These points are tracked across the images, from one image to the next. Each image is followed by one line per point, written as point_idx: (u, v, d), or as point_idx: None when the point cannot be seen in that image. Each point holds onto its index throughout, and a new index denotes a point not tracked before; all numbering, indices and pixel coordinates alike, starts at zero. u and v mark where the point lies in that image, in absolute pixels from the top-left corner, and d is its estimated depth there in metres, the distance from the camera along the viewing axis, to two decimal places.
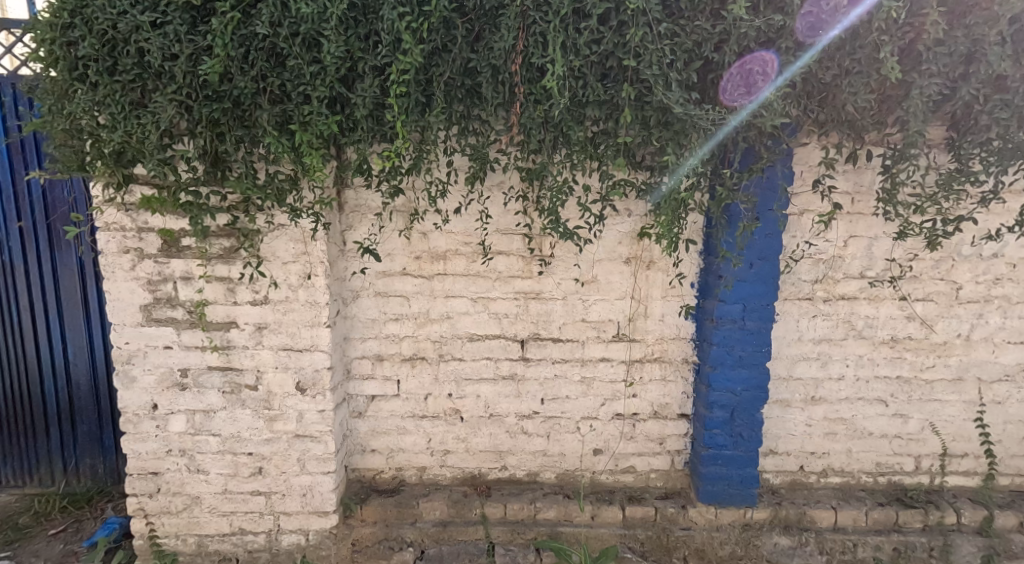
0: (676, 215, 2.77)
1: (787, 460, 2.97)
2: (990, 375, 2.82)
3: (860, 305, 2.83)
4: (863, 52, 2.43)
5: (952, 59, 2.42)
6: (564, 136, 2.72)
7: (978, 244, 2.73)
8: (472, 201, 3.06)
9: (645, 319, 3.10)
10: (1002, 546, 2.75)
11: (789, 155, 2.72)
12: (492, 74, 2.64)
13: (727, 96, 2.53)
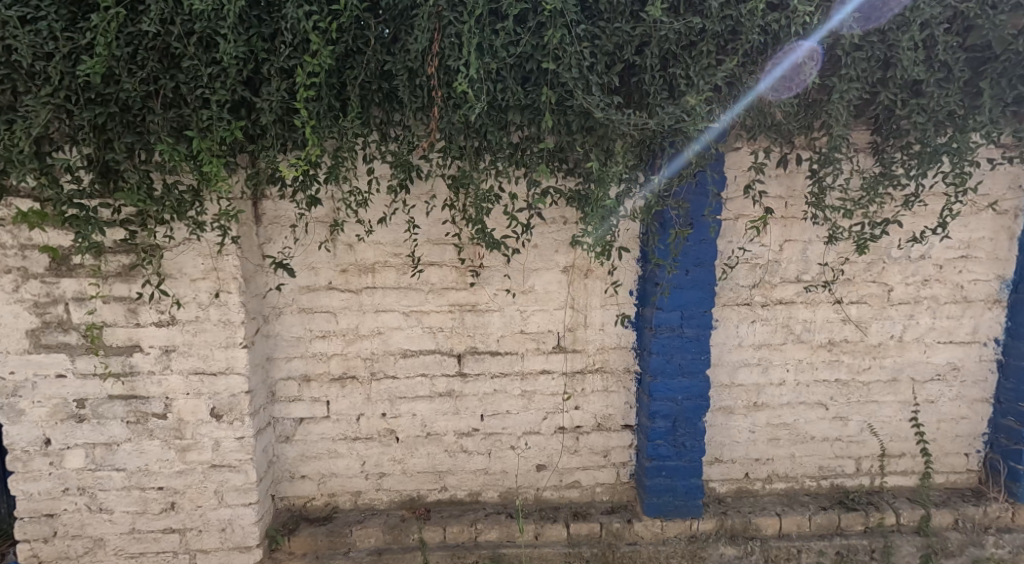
0: (608, 223, 2.70)
1: (732, 468, 2.94)
2: (922, 374, 2.87)
3: (797, 309, 2.83)
4: (784, 57, 2.43)
5: (870, 63, 2.46)
6: (488, 142, 2.67)
7: (906, 246, 2.77)
8: (397, 210, 2.91)
9: (586, 329, 3.01)
10: (939, 544, 2.79)
11: (720, 159, 2.71)
12: (408, 78, 2.53)
13: (649, 100, 2.54)
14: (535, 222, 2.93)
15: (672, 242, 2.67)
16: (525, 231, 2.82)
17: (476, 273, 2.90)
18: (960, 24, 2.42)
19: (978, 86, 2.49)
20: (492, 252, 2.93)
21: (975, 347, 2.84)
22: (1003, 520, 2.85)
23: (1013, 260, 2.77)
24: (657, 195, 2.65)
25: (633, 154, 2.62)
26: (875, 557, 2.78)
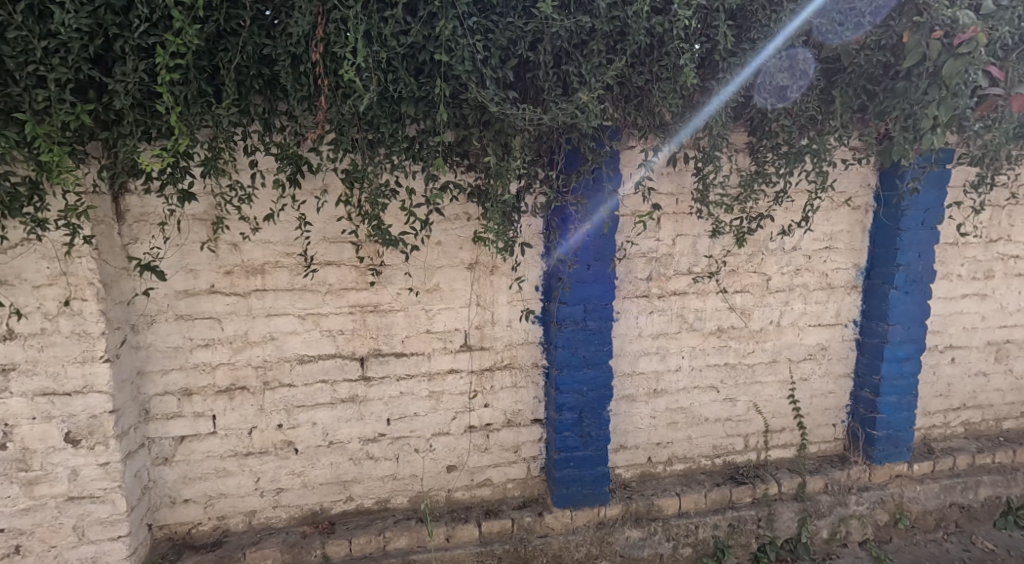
0: (508, 218, 2.75)
1: (636, 454, 3.08)
2: (797, 355, 3.17)
3: (690, 300, 3.02)
4: (669, 59, 2.57)
5: (744, 69, 2.62)
6: (382, 134, 2.56)
7: (779, 239, 3.05)
8: (286, 206, 2.71)
9: (493, 326, 3.00)
10: (813, 507, 3.11)
11: (615, 156, 2.80)
12: (291, 64, 2.37)
13: (544, 96, 2.59)
14: (439, 219, 2.88)
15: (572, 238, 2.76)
16: (426, 228, 2.76)
17: (377, 271, 2.79)
18: (817, 37, 2.63)
19: (831, 94, 2.77)
20: (393, 250, 2.83)
21: (838, 328, 3.18)
22: (864, 481, 3.21)
23: (865, 251, 3.13)
24: (556, 191, 2.73)
25: (529, 150, 2.64)
26: (761, 525, 3.06)
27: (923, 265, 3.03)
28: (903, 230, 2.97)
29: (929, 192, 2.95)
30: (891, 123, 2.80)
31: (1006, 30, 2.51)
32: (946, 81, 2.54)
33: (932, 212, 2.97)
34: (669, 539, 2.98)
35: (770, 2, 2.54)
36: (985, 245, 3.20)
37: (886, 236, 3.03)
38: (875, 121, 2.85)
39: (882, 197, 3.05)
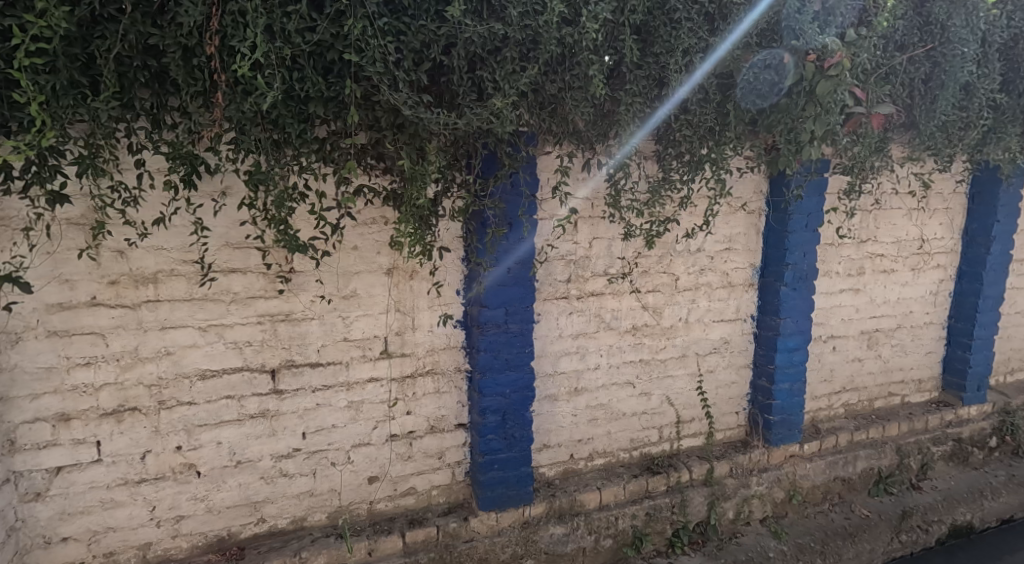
0: (426, 222, 2.71)
1: (558, 452, 3.18)
2: (703, 349, 3.39)
3: (606, 300, 3.15)
4: (579, 69, 2.63)
5: (649, 81, 2.78)
6: (288, 135, 2.42)
7: (685, 241, 3.26)
8: (179, 209, 2.50)
9: (414, 332, 2.96)
10: (719, 491, 3.34)
11: (530, 162, 2.88)
12: (183, 56, 2.19)
13: (458, 100, 2.56)
14: (353, 223, 2.78)
15: (491, 242, 2.80)
16: (338, 233, 2.65)
17: (286, 279, 2.65)
18: (713, 55, 2.79)
19: (726, 107, 2.95)
20: (303, 256, 2.70)
21: (738, 323, 3.44)
22: (763, 462, 3.49)
23: (760, 251, 3.42)
24: (473, 195, 2.74)
25: (444, 154, 2.62)
26: (675, 511, 3.24)
27: (807, 264, 3.36)
28: (790, 232, 3.28)
29: (811, 199, 3.30)
30: (777, 136, 3.05)
31: (864, 57, 2.88)
32: (820, 98, 2.85)
33: (814, 216, 3.32)
34: (591, 533, 3.10)
35: (671, 20, 2.70)
36: (856, 245, 3.61)
37: (777, 238, 3.33)
38: (764, 134, 3.09)
39: (774, 202, 3.35)
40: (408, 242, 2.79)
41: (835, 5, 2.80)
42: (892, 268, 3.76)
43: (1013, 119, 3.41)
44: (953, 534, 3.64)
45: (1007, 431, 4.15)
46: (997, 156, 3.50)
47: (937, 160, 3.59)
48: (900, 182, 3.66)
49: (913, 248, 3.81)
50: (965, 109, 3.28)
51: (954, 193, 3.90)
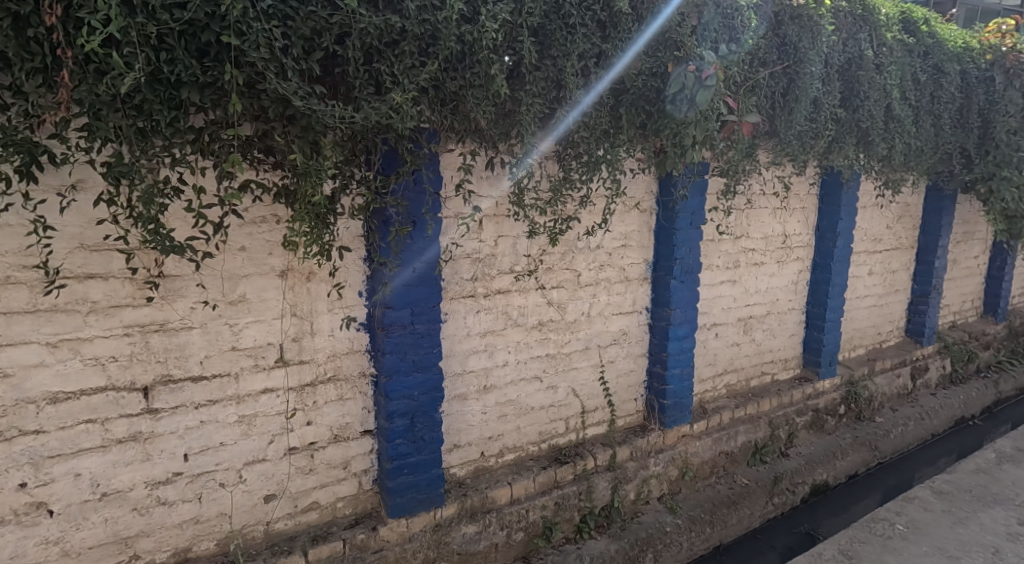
0: (322, 221, 2.55)
1: (469, 451, 3.23)
2: (604, 341, 3.65)
3: (513, 297, 3.25)
4: (480, 68, 2.57)
5: (547, 83, 2.79)
6: (157, 123, 2.13)
7: (585, 239, 3.47)
8: (15, 204, 2.14)
9: (313, 337, 2.79)
10: (622, 474, 3.59)
11: (433, 159, 2.81)
12: (15, 25, 1.85)
13: (354, 94, 2.39)
14: (239, 221, 2.56)
15: (394, 241, 2.71)
16: (221, 233, 2.39)
17: (156, 284, 2.36)
18: (605, 61, 2.90)
19: (619, 111, 3.11)
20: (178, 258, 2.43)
21: (635, 315, 3.74)
22: (659, 444, 3.80)
23: (652, 247, 3.73)
24: (374, 193, 2.62)
25: (340, 150, 2.46)
26: (582, 498, 3.43)
27: (693, 259, 3.73)
28: (677, 229, 3.61)
29: (694, 199, 3.65)
30: (663, 139, 3.27)
31: (735, 71, 3.21)
32: (700, 107, 3.07)
33: (697, 215, 3.68)
34: (503, 527, 3.16)
35: (566, 25, 2.76)
36: (732, 240, 4.07)
37: (666, 235, 3.65)
38: (652, 138, 3.30)
39: (663, 202, 3.67)
40: (303, 243, 2.60)
41: (709, 21, 3.05)
42: (762, 261, 4.30)
43: (852, 129, 4.04)
44: (813, 492, 4.32)
45: (852, 401, 4.85)
46: (840, 162, 4.12)
47: (794, 165, 4.12)
48: (766, 185, 4.16)
49: (778, 242, 4.37)
50: (815, 120, 3.82)
51: (809, 193, 4.53)
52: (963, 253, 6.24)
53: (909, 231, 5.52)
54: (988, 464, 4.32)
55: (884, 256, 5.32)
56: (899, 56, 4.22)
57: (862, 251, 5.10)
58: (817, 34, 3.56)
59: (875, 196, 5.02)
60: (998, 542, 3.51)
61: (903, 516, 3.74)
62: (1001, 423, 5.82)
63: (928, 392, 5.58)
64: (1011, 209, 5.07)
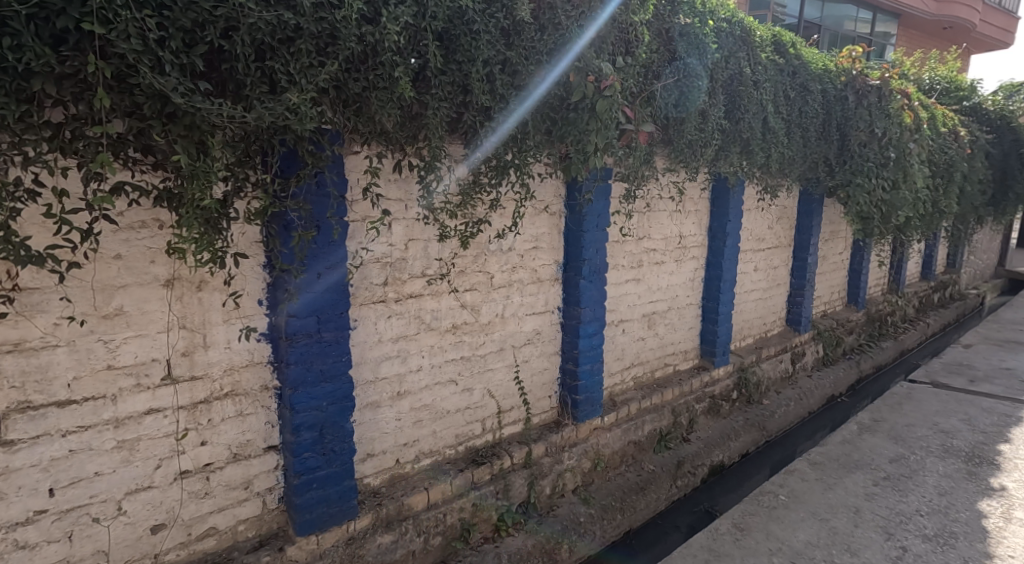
0: (214, 225, 2.38)
1: (384, 459, 3.21)
2: (518, 341, 3.76)
3: (425, 301, 3.26)
4: (384, 70, 2.54)
5: (452, 87, 2.84)
6: (5, 117, 1.91)
7: (497, 241, 3.56)
8: None
9: (206, 350, 2.65)
10: (537, 470, 3.69)
11: (337, 161, 2.75)
12: None
13: (245, 92, 2.25)
14: (111, 226, 2.35)
15: (298, 246, 2.63)
16: (90, 239, 2.21)
17: (11, 299, 2.13)
18: (509, 68, 2.97)
19: (525, 119, 3.14)
20: (37, 269, 2.21)
21: (548, 314, 3.89)
22: (573, 438, 3.97)
23: (562, 248, 3.89)
24: (272, 196, 2.52)
25: (232, 150, 2.33)
26: (499, 497, 3.50)
27: (599, 259, 3.93)
28: (585, 231, 3.80)
29: (599, 202, 3.84)
30: (567, 145, 3.39)
31: (630, 82, 3.36)
32: (600, 113, 3.18)
33: (602, 217, 3.88)
34: (420, 534, 3.16)
35: (470, 31, 2.80)
36: (636, 241, 4.34)
37: (574, 237, 3.83)
38: (557, 144, 3.43)
39: (570, 204, 3.83)
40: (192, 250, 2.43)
41: (606, 35, 3.13)
42: (662, 260, 4.61)
43: (736, 140, 4.43)
44: (712, 473, 4.65)
45: (742, 386, 5.29)
46: (727, 168, 4.53)
47: (687, 171, 4.45)
48: (662, 190, 4.45)
49: (676, 242, 4.68)
50: (704, 130, 4.13)
51: (701, 197, 4.88)
52: (831, 251, 6.95)
53: (787, 232, 6.07)
54: (852, 435, 4.85)
55: (766, 254, 5.82)
56: (773, 74, 4.66)
57: (748, 250, 5.56)
58: (702, 50, 3.83)
59: (757, 200, 5.47)
60: (859, 503, 3.94)
61: (785, 488, 4.12)
62: (862, 398, 6.52)
63: (805, 375, 6.16)
64: (864, 211, 5.70)
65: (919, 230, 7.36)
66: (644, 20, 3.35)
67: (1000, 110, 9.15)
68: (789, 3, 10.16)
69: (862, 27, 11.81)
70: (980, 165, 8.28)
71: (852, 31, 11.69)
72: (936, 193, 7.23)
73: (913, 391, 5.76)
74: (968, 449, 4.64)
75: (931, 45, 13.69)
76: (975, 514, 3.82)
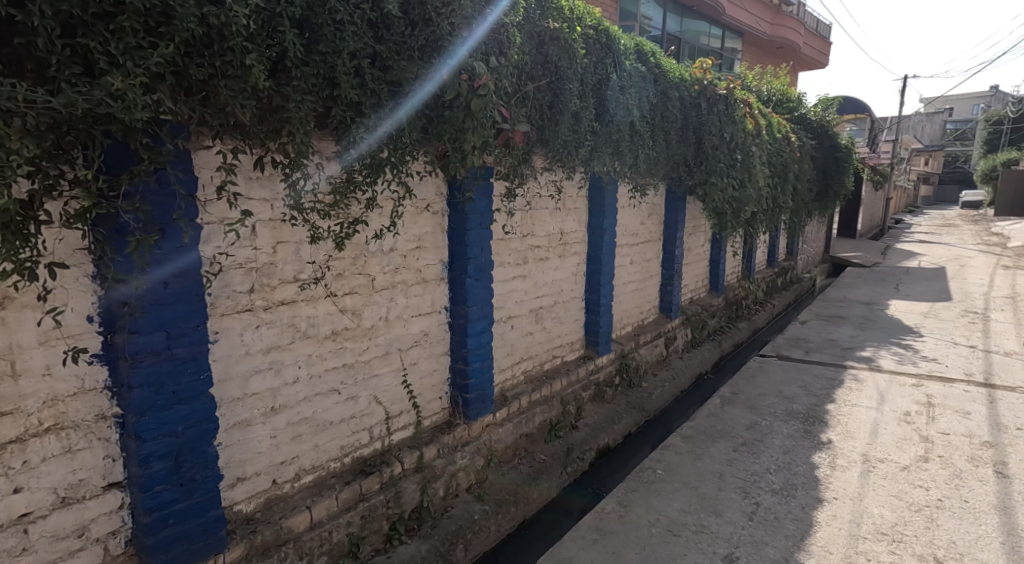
0: (18, 231, 2.09)
1: (257, 482, 3.02)
2: (404, 344, 3.68)
3: (299, 308, 3.11)
4: (232, 56, 2.37)
5: (317, 80, 2.70)
6: None
7: (376, 242, 3.45)
8: None
9: (17, 380, 2.29)
10: (430, 474, 3.65)
11: (181, 156, 2.52)
12: None
13: (51, 73, 2.01)
14: None
15: (136, 253, 2.38)
16: None
17: None
18: (379, 62, 2.89)
19: (399, 116, 3.04)
20: None
21: (434, 315, 3.84)
22: (464, 437, 3.98)
23: (446, 247, 3.86)
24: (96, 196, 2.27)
25: (36, 141, 2.02)
26: (390, 505, 3.41)
27: (484, 258, 3.94)
28: (468, 229, 3.80)
29: (482, 201, 3.85)
30: (444, 143, 3.33)
31: (505, 82, 3.40)
32: (475, 112, 3.18)
33: (485, 215, 3.90)
34: (303, 556, 3.01)
35: (334, 21, 2.68)
36: (520, 239, 4.40)
37: (458, 235, 3.81)
38: (433, 142, 3.38)
39: (452, 202, 3.81)
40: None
41: (477, 33, 3.15)
42: (546, 256, 4.71)
43: (606, 140, 4.61)
44: (599, 456, 4.82)
45: (623, 371, 5.54)
46: (601, 168, 4.69)
47: (564, 170, 4.58)
48: (542, 188, 4.53)
49: (557, 239, 4.80)
50: (577, 131, 4.26)
51: (580, 194, 5.02)
52: (694, 243, 7.44)
53: (657, 226, 6.40)
54: (715, 408, 5.23)
55: (640, 247, 6.12)
56: (637, 81, 4.89)
57: (623, 245, 5.81)
58: (571, 55, 3.95)
59: (629, 197, 5.72)
60: (722, 468, 4.25)
61: (662, 462, 4.36)
62: (724, 373, 7.07)
63: (677, 356, 6.56)
64: (719, 207, 6.42)
65: (763, 222, 8.12)
66: (514, 22, 3.45)
67: (821, 119, 10.32)
68: (654, 16, 10.69)
69: (714, 41, 12.68)
70: (806, 166, 9.30)
71: (708, 45, 12.53)
72: (775, 191, 8.00)
73: (763, 364, 6.33)
74: (805, 410, 5.15)
75: (770, 59, 15.10)
76: (810, 465, 4.26)
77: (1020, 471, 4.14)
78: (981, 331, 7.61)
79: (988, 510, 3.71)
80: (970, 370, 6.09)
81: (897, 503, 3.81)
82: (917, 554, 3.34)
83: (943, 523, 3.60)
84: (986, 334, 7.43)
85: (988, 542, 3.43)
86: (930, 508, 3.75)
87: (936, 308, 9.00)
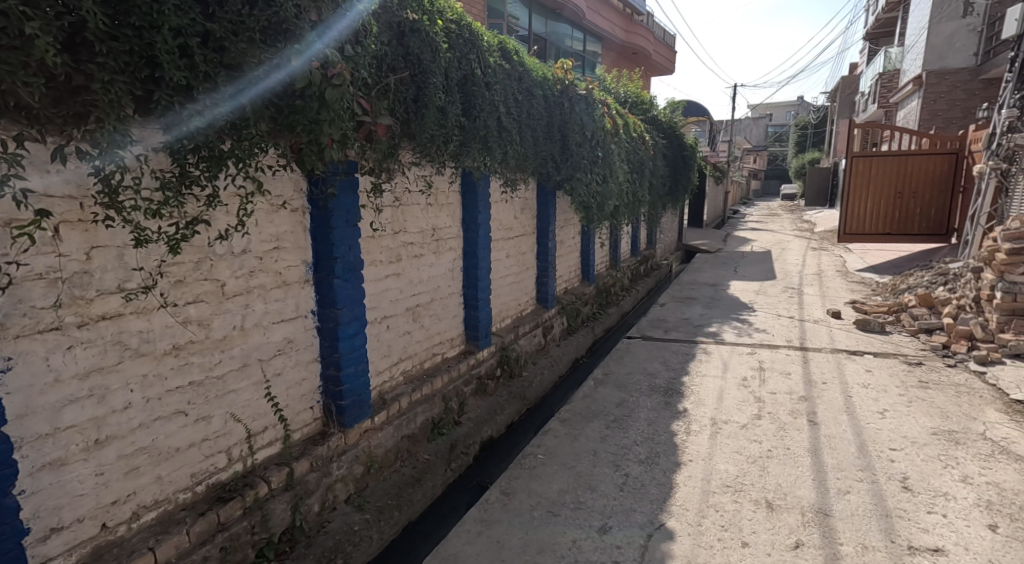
0: None
1: (79, 530, 2.68)
2: (266, 353, 3.44)
3: (127, 321, 2.79)
4: (10, 23, 2.10)
5: (131, 58, 2.43)
6: None
7: (223, 244, 3.18)
8: None
9: None
10: (302, 490, 3.45)
11: None
12: None
13: None
14: None
15: None
16: None
17: None
18: (212, 42, 2.62)
19: (242, 103, 2.78)
20: None
21: (300, 320, 3.62)
22: (341, 446, 3.79)
23: (309, 247, 3.65)
24: None
25: None
26: (256, 531, 3.19)
27: (353, 257, 3.77)
28: (333, 227, 3.62)
29: (346, 197, 3.69)
30: (299, 135, 3.10)
31: (363, 72, 3.23)
32: (330, 103, 3.00)
33: (352, 212, 3.73)
34: None
35: None
36: (392, 236, 4.27)
37: (322, 234, 3.63)
38: (287, 135, 3.14)
39: (313, 199, 3.61)
40: None
41: (328, 20, 2.99)
42: (420, 253, 4.60)
43: (475, 136, 4.56)
44: (482, 448, 4.82)
45: (504, 363, 5.57)
46: (470, 164, 4.63)
47: (433, 165, 4.50)
48: (410, 183, 4.42)
49: (431, 235, 4.71)
50: (443, 126, 4.17)
51: (452, 190, 4.96)
52: (566, 236, 7.65)
53: (530, 220, 6.50)
54: (589, 390, 5.39)
55: (515, 241, 6.19)
56: (502, 78, 4.90)
57: (497, 239, 5.84)
58: (433, 48, 3.88)
59: (501, 192, 5.78)
60: (596, 446, 4.39)
61: (542, 447, 4.42)
62: (599, 357, 7.34)
63: (555, 345, 6.70)
64: (587, 202, 6.66)
65: (626, 215, 8.52)
66: (369, 10, 3.32)
67: (670, 122, 11.05)
68: (520, 16, 10.91)
69: (576, 43, 13.15)
70: (660, 163, 9.90)
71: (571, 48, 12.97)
72: (633, 185, 8.41)
73: (630, 345, 6.63)
74: (665, 384, 5.45)
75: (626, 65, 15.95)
76: (669, 434, 4.51)
77: (826, 417, 4.65)
78: (795, 303, 8.50)
79: (803, 453, 4.14)
80: (789, 337, 6.76)
81: (737, 457, 4.13)
82: (753, 500, 3.65)
83: (772, 469, 3.96)
84: (800, 305, 8.31)
85: (805, 481, 3.82)
86: (762, 458, 4.10)
87: (764, 285, 9.92)
